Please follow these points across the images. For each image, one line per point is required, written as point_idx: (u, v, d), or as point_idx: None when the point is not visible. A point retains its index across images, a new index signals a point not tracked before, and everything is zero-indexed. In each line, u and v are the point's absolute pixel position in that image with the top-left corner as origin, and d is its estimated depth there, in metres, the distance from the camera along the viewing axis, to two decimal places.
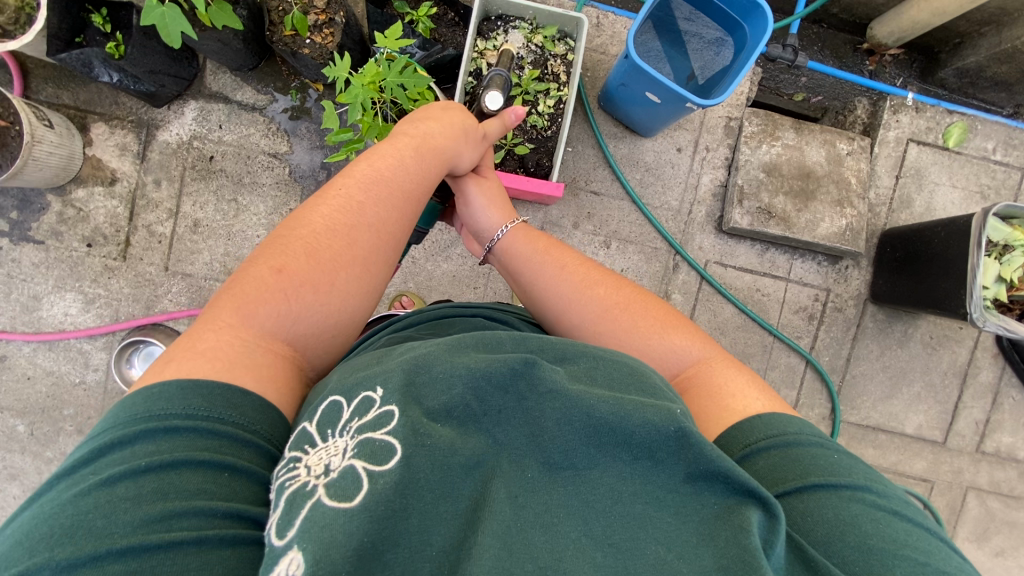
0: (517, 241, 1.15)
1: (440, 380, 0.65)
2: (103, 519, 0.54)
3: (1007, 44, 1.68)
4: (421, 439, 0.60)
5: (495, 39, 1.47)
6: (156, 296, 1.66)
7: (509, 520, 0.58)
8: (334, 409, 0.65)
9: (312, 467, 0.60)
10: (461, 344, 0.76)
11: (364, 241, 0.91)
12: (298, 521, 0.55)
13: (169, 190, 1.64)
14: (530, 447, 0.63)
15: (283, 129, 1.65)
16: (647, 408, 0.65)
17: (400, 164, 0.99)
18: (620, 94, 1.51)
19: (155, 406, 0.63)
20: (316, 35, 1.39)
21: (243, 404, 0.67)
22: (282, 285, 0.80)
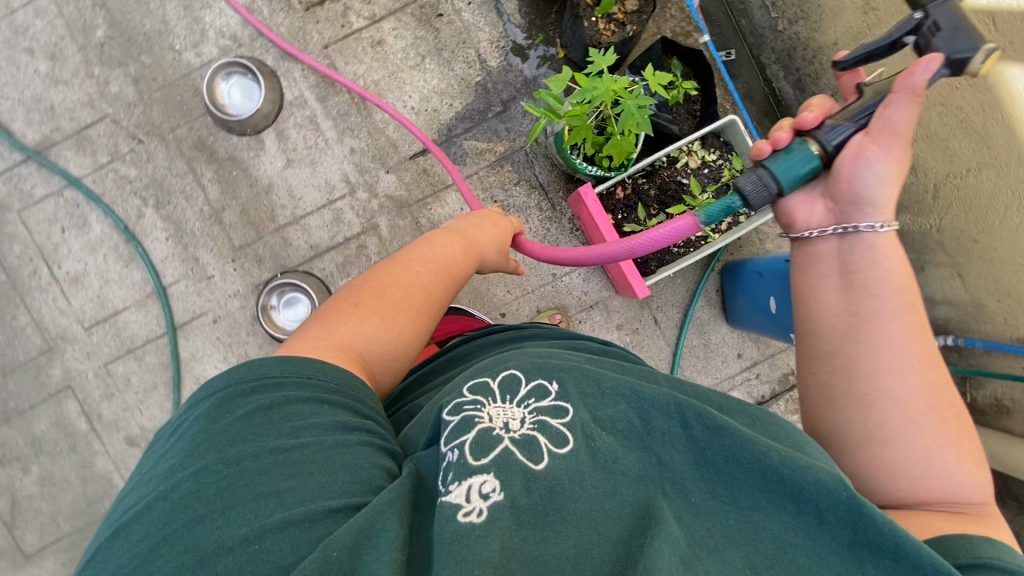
0: (887, 255, 0.89)
1: (606, 397, 0.77)
2: (249, 430, 0.72)
3: None
4: (590, 439, 0.72)
5: (708, 153, 1.54)
6: (296, 56, 1.67)
7: (676, 538, 0.65)
8: (511, 381, 0.78)
9: (494, 418, 0.73)
10: (621, 365, 0.87)
11: (424, 293, 1.05)
12: (494, 456, 0.69)
13: (387, 3, 1.68)
14: (694, 475, 0.71)
15: (506, 51, 1.67)
16: (823, 471, 0.69)
17: (446, 252, 1.14)
18: (747, 277, 1.56)
19: (258, 367, 0.79)
20: (603, 22, 1.49)
21: (336, 375, 0.83)
22: (350, 312, 0.97)
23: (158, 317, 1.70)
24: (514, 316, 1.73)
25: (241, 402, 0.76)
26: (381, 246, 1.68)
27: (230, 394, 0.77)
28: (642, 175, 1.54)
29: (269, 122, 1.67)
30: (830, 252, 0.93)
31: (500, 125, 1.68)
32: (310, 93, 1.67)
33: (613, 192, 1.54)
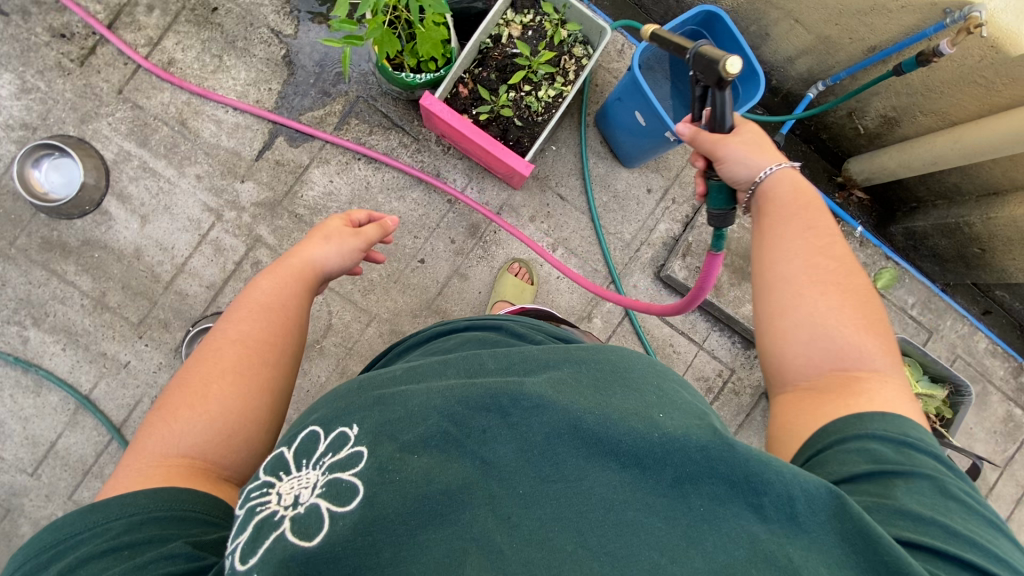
0: (785, 184, 0.90)
1: (414, 415, 0.72)
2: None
3: (953, 219, 1.86)
4: (385, 475, 0.66)
5: (524, 16, 1.53)
6: (96, 114, 1.58)
7: (500, 547, 0.62)
8: (311, 440, 0.75)
9: (283, 497, 0.68)
10: (441, 368, 0.82)
11: (240, 344, 0.94)
12: (262, 550, 0.64)
13: (158, 21, 1.59)
14: (517, 467, 0.67)
15: (296, 13, 1.62)
16: (631, 418, 0.70)
17: (260, 290, 1.03)
18: (613, 112, 1.59)
19: (58, 531, 0.74)
20: None
21: (151, 500, 0.77)
22: (179, 410, 0.87)
23: (96, 429, 1.61)
24: (434, 257, 1.70)
25: (73, 552, 0.72)
26: (274, 253, 1.62)
27: (65, 547, 0.72)
28: (476, 65, 1.53)
29: (102, 190, 1.58)
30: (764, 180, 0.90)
31: (326, 85, 1.64)
32: (130, 143, 1.59)
33: (458, 93, 1.53)
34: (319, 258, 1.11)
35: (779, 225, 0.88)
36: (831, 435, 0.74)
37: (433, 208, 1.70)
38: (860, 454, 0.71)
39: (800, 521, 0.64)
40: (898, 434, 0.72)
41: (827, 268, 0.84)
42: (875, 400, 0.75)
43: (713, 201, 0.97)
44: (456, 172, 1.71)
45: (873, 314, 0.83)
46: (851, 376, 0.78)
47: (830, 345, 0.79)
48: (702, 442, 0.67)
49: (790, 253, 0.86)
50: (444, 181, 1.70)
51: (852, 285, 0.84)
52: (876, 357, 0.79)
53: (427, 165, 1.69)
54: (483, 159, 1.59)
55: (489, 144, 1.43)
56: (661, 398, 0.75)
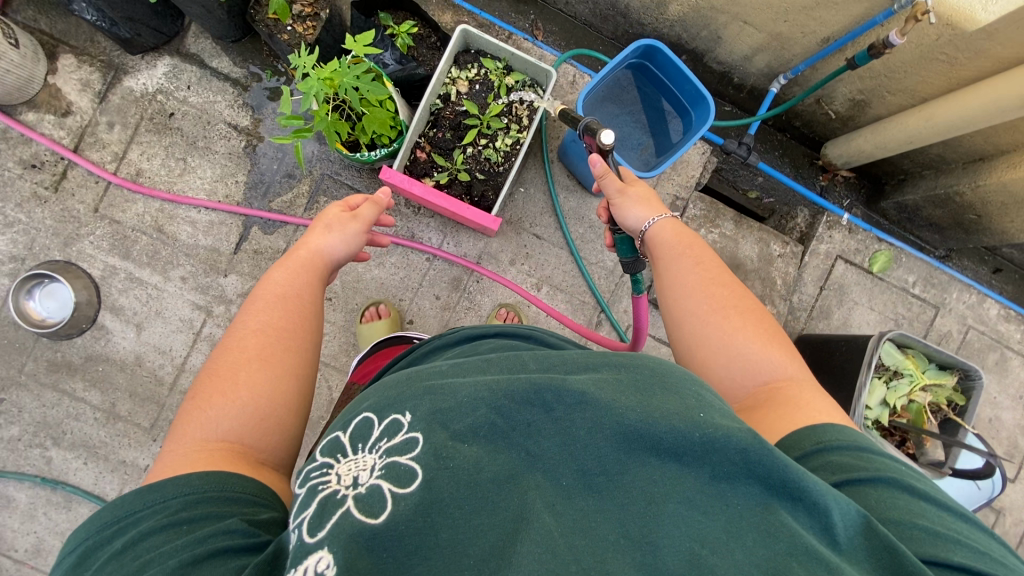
0: (667, 230, 1.04)
1: (462, 404, 0.68)
2: (147, 557, 0.65)
3: (942, 189, 1.80)
4: (442, 461, 0.63)
5: (468, 71, 1.54)
6: (77, 235, 1.62)
7: (550, 528, 0.58)
8: (365, 425, 0.73)
9: (343, 477, 0.68)
10: (483, 366, 0.77)
11: (261, 334, 0.92)
12: (330, 524, 0.62)
13: (120, 135, 1.63)
14: (563, 457, 0.63)
15: (250, 104, 1.66)
16: (674, 417, 0.63)
17: (274, 281, 1.02)
18: (573, 149, 1.58)
19: (117, 508, 0.71)
20: (297, 26, 1.45)
21: (198, 480, 0.74)
22: (211, 397, 0.84)
23: None
24: (422, 317, 1.72)
25: (134, 528, 0.69)
26: None
27: (125, 525, 0.70)
28: (429, 127, 1.55)
29: (95, 306, 1.62)
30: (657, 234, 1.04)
31: (289, 168, 1.67)
32: (113, 257, 1.63)
33: (417, 158, 1.54)
34: (325, 248, 1.09)
35: (675, 265, 1.00)
36: (809, 446, 0.74)
37: (414, 269, 1.72)
38: (829, 466, 0.71)
39: (833, 525, 0.59)
40: (854, 440, 0.73)
41: (723, 294, 0.94)
42: (803, 406, 0.80)
43: (621, 249, 1.18)
44: (430, 230, 1.72)
45: (770, 327, 0.92)
46: (771, 390, 0.85)
47: (740, 365, 0.87)
48: (743, 444, 0.61)
49: (689, 289, 0.96)
50: (420, 241, 1.71)
51: (747, 305, 0.93)
52: (786, 367, 0.87)
53: (400, 229, 1.71)
54: (451, 214, 1.58)
55: (452, 206, 1.44)
56: (701, 399, 0.68)
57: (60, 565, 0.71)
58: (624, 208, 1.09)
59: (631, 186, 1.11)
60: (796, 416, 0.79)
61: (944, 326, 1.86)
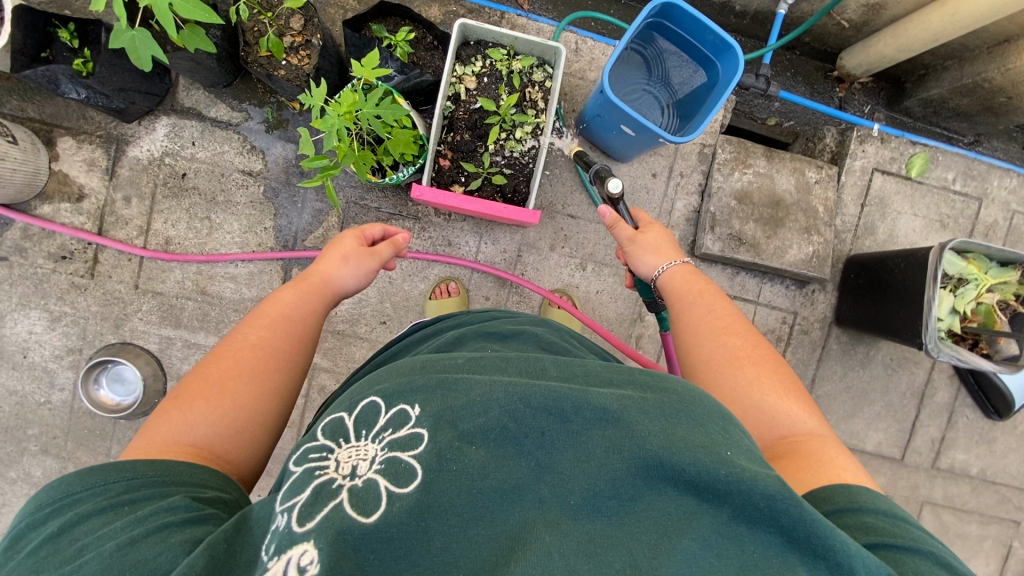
0: (676, 278, 1.08)
1: (475, 404, 0.69)
2: (83, 541, 0.64)
3: (969, 79, 1.74)
4: (446, 464, 0.64)
5: (473, 65, 1.47)
6: (126, 315, 1.62)
7: (550, 547, 0.58)
8: (371, 411, 0.74)
9: (341, 464, 0.68)
10: (501, 364, 0.79)
11: (257, 351, 0.93)
12: (319, 516, 0.62)
13: (139, 207, 1.61)
14: (575, 472, 0.65)
15: (258, 146, 1.62)
16: (697, 449, 0.65)
17: (280, 302, 1.03)
18: (596, 124, 1.52)
19: (59, 488, 0.70)
20: (292, 57, 1.39)
21: (149, 468, 0.74)
22: (194, 400, 0.84)
23: None
24: None
25: (71, 509, 0.68)
26: (335, 373, 1.68)
27: (63, 505, 0.69)
28: (446, 132, 1.50)
29: (162, 377, 1.62)
30: (672, 281, 1.08)
31: (314, 203, 1.64)
32: (166, 328, 1.63)
33: (442, 167, 1.50)
34: (336, 280, 1.10)
35: (685, 316, 1.02)
36: (841, 502, 0.73)
37: (459, 275, 1.72)
38: (860, 526, 0.70)
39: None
40: (886, 506, 0.72)
41: (735, 345, 0.95)
42: (827, 462, 0.80)
43: (644, 289, 1.25)
44: (465, 234, 1.70)
45: (790, 380, 0.91)
46: (791, 443, 0.84)
47: (759, 414, 0.87)
48: (769, 489, 0.62)
49: (702, 336, 0.98)
50: (458, 247, 1.70)
51: (763, 355, 0.94)
52: (807, 421, 0.86)
53: (436, 239, 1.69)
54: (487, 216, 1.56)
55: (490, 208, 1.41)
56: (728, 436, 0.69)
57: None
58: (636, 256, 1.14)
59: (642, 233, 1.14)
60: (822, 470, 0.78)
61: (990, 216, 1.84)
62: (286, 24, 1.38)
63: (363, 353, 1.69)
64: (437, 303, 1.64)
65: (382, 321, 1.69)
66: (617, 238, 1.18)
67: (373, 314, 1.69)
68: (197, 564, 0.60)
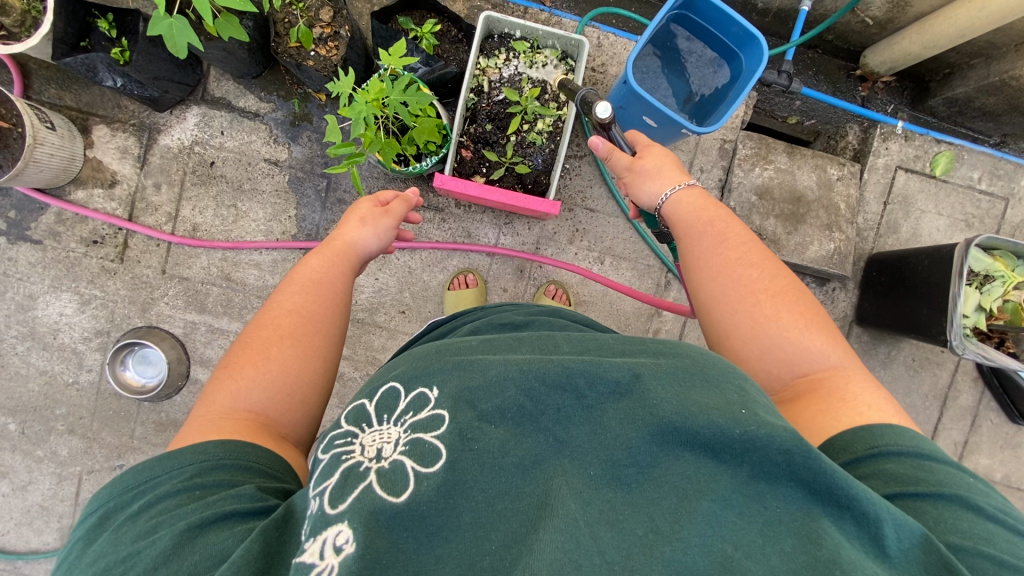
0: (683, 206, 1.03)
1: (492, 384, 0.68)
2: (159, 518, 0.67)
3: (996, 77, 1.72)
4: (468, 443, 0.64)
5: (497, 57, 1.50)
6: (152, 299, 1.66)
7: (575, 515, 0.58)
8: (392, 396, 0.72)
9: (367, 449, 0.67)
10: (515, 344, 0.77)
11: (292, 316, 0.93)
12: (352, 497, 0.60)
13: (168, 194, 1.65)
14: (593, 445, 0.63)
15: (285, 136, 1.66)
16: (712, 412, 0.63)
17: (309, 268, 1.02)
18: (617, 116, 1.53)
19: (139, 472, 0.73)
20: (321, 48, 1.42)
21: (209, 447, 0.76)
22: (242, 367, 0.87)
23: None
24: None
25: (151, 491, 0.71)
26: (353, 361, 1.70)
27: (143, 488, 0.72)
28: (468, 123, 1.52)
29: (186, 361, 1.65)
30: (681, 207, 1.03)
31: (338, 193, 1.67)
32: (191, 313, 1.67)
33: (463, 157, 1.52)
34: (359, 242, 1.09)
35: (696, 244, 0.99)
36: (861, 450, 0.73)
37: (477, 267, 1.73)
38: (880, 475, 0.70)
39: (882, 529, 0.58)
40: (912, 446, 0.72)
41: (749, 276, 0.91)
42: (849, 401, 0.79)
43: (649, 219, 1.21)
44: (484, 226, 1.72)
45: (809, 310, 0.89)
46: (814, 381, 0.83)
47: (780, 351, 0.86)
48: (787, 445, 0.60)
49: (713, 273, 0.94)
50: (477, 238, 1.72)
51: (778, 287, 0.90)
52: (829, 356, 0.85)
53: (456, 230, 1.71)
54: (505, 207, 1.57)
55: (511, 199, 1.41)
56: (745, 396, 0.67)
57: (78, 527, 0.72)
58: (637, 184, 1.09)
59: (640, 160, 1.09)
60: (843, 412, 0.78)
61: (1017, 217, 1.81)
62: (315, 16, 1.41)
63: (381, 341, 1.70)
64: (454, 293, 1.66)
65: (401, 310, 1.71)
66: (614, 168, 1.13)
67: (393, 303, 1.71)
68: (254, 548, 0.61)
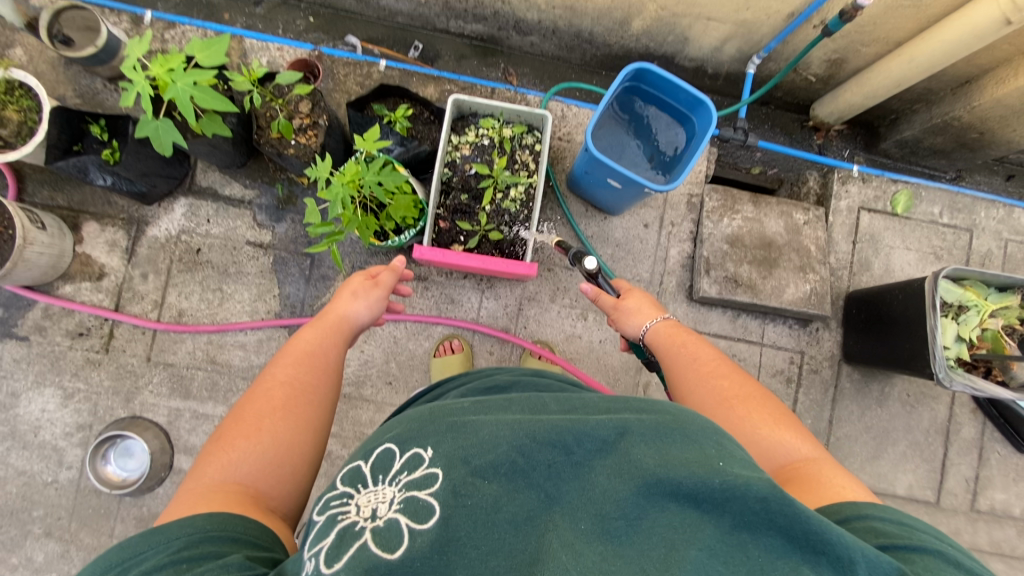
0: (659, 330, 1.07)
1: (485, 442, 0.67)
2: None
3: (938, 119, 1.82)
4: (461, 500, 0.62)
5: (467, 135, 1.60)
6: (136, 388, 1.65)
7: (567, 566, 0.57)
8: (386, 456, 0.70)
9: (362, 508, 0.65)
10: (505, 403, 0.77)
11: (285, 387, 0.93)
12: (348, 556, 0.59)
13: (155, 283, 1.69)
14: (583, 501, 0.63)
15: (269, 220, 1.72)
16: (692, 464, 0.63)
17: (302, 340, 1.02)
18: (586, 180, 1.59)
19: (122, 551, 0.70)
20: (301, 137, 1.51)
21: (198, 519, 0.74)
22: (235, 439, 0.85)
23: None
24: None
25: (134, 569, 0.68)
26: (342, 439, 1.67)
27: (125, 568, 0.68)
28: (444, 196, 1.59)
29: (169, 451, 1.61)
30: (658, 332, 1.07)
31: (323, 270, 1.71)
32: (175, 400, 1.65)
33: (441, 227, 1.58)
34: (352, 315, 1.08)
35: (670, 363, 1.02)
36: (847, 513, 0.73)
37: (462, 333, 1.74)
38: (867, 530, 0.70)
39: (856, 573, 0.59)
40: (896, 516, 0.71)
41: (721, 386, 0.94)
42: (827, 482, 0.79)
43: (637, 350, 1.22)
44: (467, 291, 1.75)
45: (777, 412, 0.91)
46: (792, 470, 0.83)
47: (757, 450, 0.86)
48: (763, 492, 0.60)
49: (689, 386, 0.97)
50: (460, 304, 1.74)
51: (748, 392, 0.93)
52: (802, 449, 0.86)
53: (440, 298, 1.74)
54: (485, 272, 1.60)
55: (487, 263, 1.44)
56: (723, 449, 0.67)
57: None
58: (621, 319, 1.13)
59: (624, 300, 1.14)
60: (822, 492, 0.77)
61: (983, 246, 1.87)
62: (295, 108, 1.51)
63: (369, 415, 1.68)
64: (440, 360, 1.66)
65: (387, 382, 1.71)
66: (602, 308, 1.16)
67: (379, 374, 1.71)
68: None
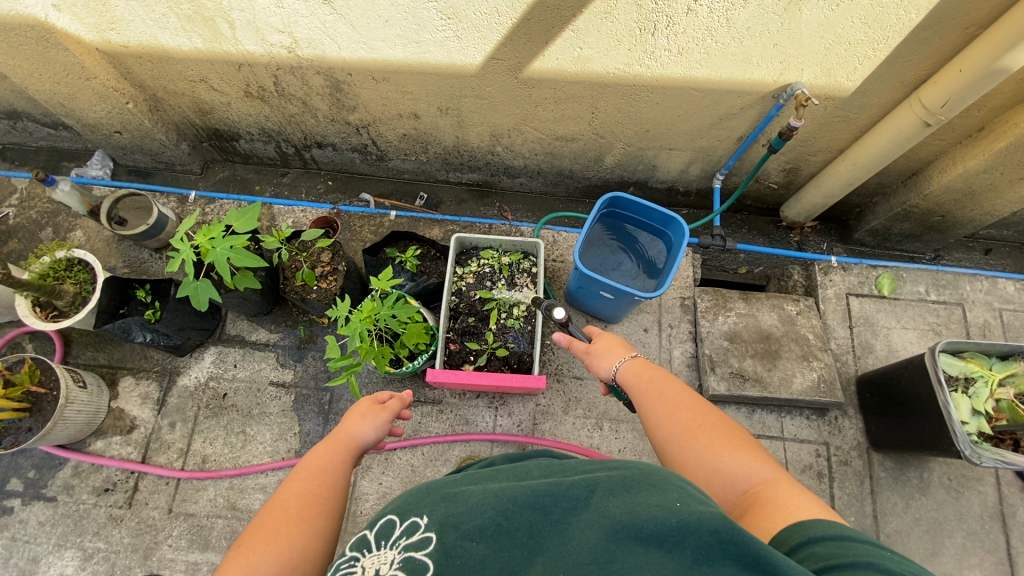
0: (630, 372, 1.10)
1: (472, 508, 0.69)
2: None
3: (898, 208, 1.99)
4: (451, 560, 0.63)
5: (470, 265, 1.77)
6: (156, 543, 1.63)
7: None
8: (388, 525, 0.73)
9: (367, 569, 0.67)
10: (492, 475, 0.80)
11: (300, 498, 0.94)
12: None
13: (182, 431, 1.76)
14: (564, 553, 0.62)
15: (292, 359, 1.84)
16: (653, 507, 0.64)
17: (316, 457, 1.05)
18: (581, 293, 1.71)
19: None
20: (322, 283, 1.69)
21: None
22: (254, 543, 0.85)
23: None
24: None
25: None
26: None
27: None
28: (452, 321, 1.71)
29: None
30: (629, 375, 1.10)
31: (342, 403, 1.78)
32: (194, 552, 1.62)
33: (451, 350, 1.68)
34: (361, 434, 1.13)
35: (641, 400, 1.03)
36: (795, 540, 0.69)
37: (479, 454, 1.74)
38: (810, 557, 0.65)
39: None
40: (839, 532, 0.67)
41: (686, 418, 0.94)
42: (781, 504, 0.77)
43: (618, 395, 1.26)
44: (481, 410, 1.79)
45: (740, 438, 0.90)
46: (752, 495, 0.81)
47: (717, 477, 0.85)
48: (715, 522, 0.60)
49: (656, 420, 0.98)
50: (475, 425, 1.77)
51: (711, 421, 0.93)
52: (762, 472, 0.84)
53: (455, 419, 1.78)
54: (497, 389, 1.66)
55: (497, 379, 1.51)
56: (685, 492, 0.67)
57: None
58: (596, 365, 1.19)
59: (595, 344, 1.22)
60: (775, 516, 0.75)
61: (978, 318, 1.92)
62: (316, 258, 1.70)
63: None
64: None
65: None
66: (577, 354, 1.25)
67: None
68: None
